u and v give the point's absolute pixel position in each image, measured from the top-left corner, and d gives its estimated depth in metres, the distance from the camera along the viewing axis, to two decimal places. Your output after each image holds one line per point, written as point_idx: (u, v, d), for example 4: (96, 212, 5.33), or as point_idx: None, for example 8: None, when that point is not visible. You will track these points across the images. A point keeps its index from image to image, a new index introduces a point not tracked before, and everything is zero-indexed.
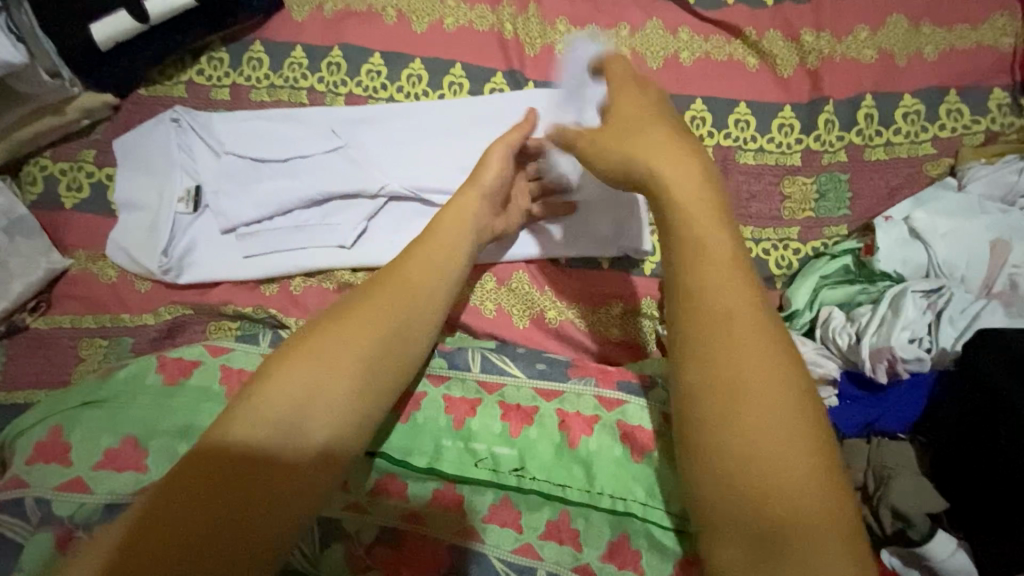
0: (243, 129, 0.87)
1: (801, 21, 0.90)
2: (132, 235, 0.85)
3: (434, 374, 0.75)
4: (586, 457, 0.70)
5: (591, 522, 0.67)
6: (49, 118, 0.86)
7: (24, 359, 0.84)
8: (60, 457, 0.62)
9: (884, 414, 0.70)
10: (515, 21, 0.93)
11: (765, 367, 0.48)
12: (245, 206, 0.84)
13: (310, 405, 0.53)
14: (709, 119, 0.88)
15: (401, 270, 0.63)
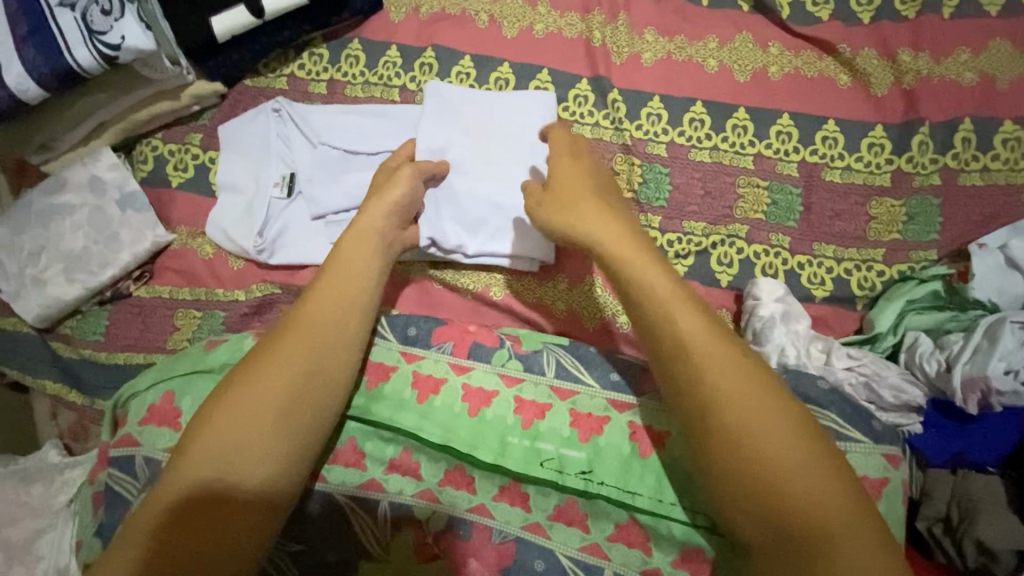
0: (337, 121, 0.91)
1: (898, 40, 0.88)
2: (229, 215, 0.90)
3: (507, 374, 0.76)
4: (660, 469, 0.70)
5: (660, 530, 0.68)
6: (165, 103, 0.93)
7: (125, 324, 0.90)
8: (171, 422, 0.67)
9: (972, 446, 0.69)
10: (604, 29, 0.94)
11: (727, 384, 0.60)
12: (336, 195, 0.87)
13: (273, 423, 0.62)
14: (795, 135, 0.88)
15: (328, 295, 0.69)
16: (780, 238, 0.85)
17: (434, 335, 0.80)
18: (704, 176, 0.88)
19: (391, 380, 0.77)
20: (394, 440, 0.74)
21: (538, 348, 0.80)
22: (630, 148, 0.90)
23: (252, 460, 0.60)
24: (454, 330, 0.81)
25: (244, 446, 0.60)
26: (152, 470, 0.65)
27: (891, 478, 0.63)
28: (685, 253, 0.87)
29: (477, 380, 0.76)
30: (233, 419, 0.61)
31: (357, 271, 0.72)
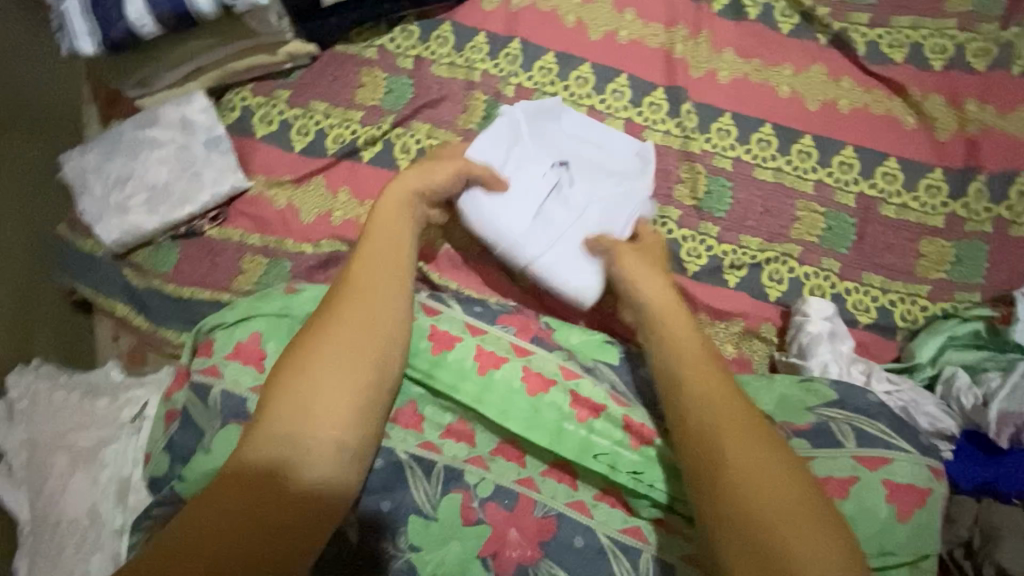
0: (510, 135, 0.88)
1: (966, 90, 0.92)
2: (353, 184, 0.97)
3: (567, 369, 0.79)
4: None
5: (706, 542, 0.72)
6: (261, 56, 0.97)
7: (194, 260, 0.94)
8: (257, 362, 0.71)
9: (999, 476, 0.71)
10: (686, 43, 0.98)
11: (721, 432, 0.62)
12: (483, 201, 0.84)
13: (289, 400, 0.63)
14: (857, 166, 0.92)
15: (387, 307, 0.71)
16: (830, 263, 0.89)
17: (499, 317, 0.84)
18: (765, 194, 0.92)
19: (456, 349, 0.79)
20: (453, 410, 0.79)
21: (596, 361, 0.84)
22: (697, 157, 0.94)
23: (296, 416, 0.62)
24: (517, 319, 0.85)
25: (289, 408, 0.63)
26: (232, 406, 0.69)
27: (936, 489, 0.66)
28: (739, 264, 0.90)
29: (537, 367, 0.79)
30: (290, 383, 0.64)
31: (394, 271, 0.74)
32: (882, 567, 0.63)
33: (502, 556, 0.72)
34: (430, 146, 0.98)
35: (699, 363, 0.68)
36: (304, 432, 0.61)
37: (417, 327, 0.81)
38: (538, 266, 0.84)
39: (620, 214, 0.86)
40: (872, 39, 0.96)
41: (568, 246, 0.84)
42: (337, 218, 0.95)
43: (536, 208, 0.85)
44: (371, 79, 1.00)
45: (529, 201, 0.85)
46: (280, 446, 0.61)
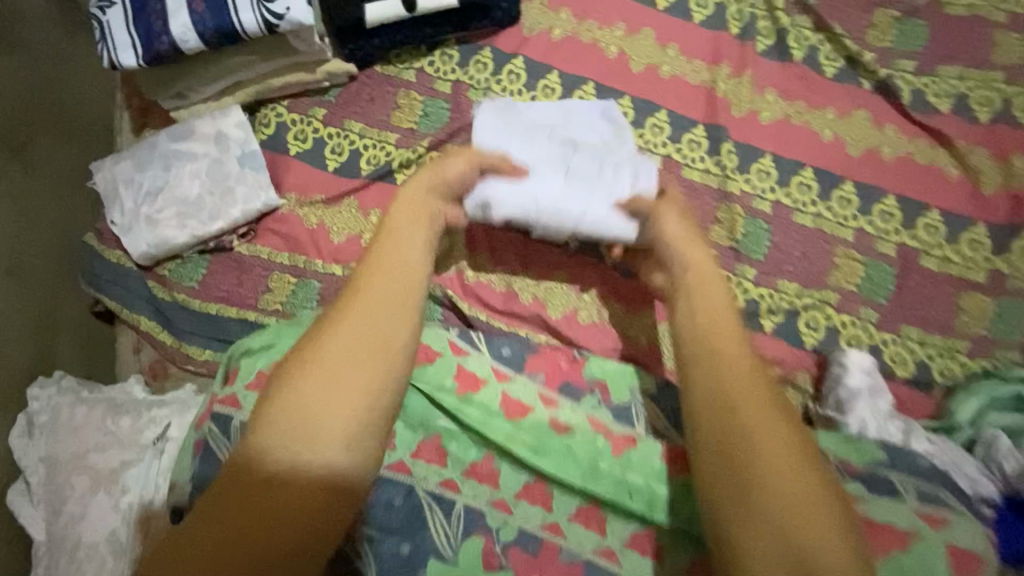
0: (509, 118, 0.84)
1: (1012, 145, 0.91)
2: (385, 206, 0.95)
3: (595, 417, 0.78)
4: None
5: None
6: (299, 73, 0.96)
7: (220, 276, 0.93)
8: None
9: None
10: (728, 82, 0.97)
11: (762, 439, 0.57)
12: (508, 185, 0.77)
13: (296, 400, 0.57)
14: (898, 216, 0.90)
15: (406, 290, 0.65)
16: (868, 313, 0.88)
17: (527, 363, 0.84)
18: (803, 239, 0.91)
19: (482, 393, 0.79)
20: (480, 445, 0.77)
21: (629, 396, 0.82)
22: (735, 198, 0.92)
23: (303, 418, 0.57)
24: (545, 362, 0.84)
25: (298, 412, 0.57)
26: None
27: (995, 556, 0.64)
28: (775, 309, 0.88)
29: (566, 415, 0.78)
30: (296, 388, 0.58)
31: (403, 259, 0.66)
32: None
33: None
34: None
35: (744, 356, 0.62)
36: (310, 439, 0.56)
37: (442, 366, 0.80)
38: (586, 224, 0.77)
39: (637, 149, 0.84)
40: (917, 88, 0.95)
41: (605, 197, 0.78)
42: (368, 240, 0.94)
43: (565, 167, 0.79)
44: (408, 102, 0.99)
45: (550, 171, 0.79)
46: (281, 458, 0.55)
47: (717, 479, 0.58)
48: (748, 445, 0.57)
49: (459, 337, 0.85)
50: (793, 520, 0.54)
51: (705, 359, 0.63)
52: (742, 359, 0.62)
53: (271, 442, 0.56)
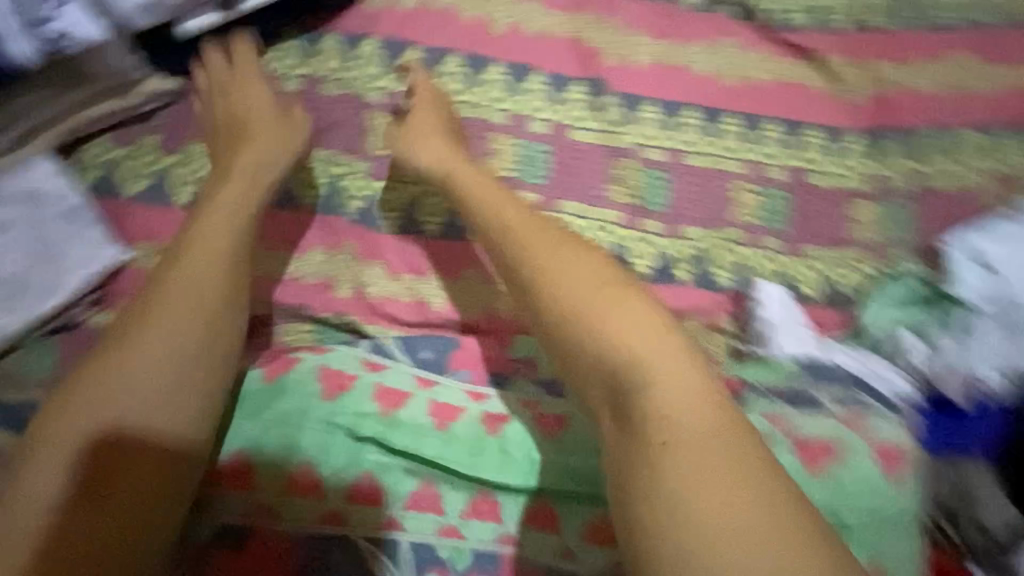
0: None
1: (868, 51, 0.94)
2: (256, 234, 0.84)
3: (525, 398, 0.78)
4: None
5: None
6: (112, 102, 0.81)
7: (73, 356, 0.78)
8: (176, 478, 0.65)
9: (965, 435, 0.74)
10: (596, 31, 0.93)
11: (682, 418, 0.56)
12: None
13: (138, 376, 0.64)
14: (782, 141, 0.91)
15: (209, 240, 0.71)
16: (773, 242, 0.88)
17: (451, 361, 0.81)
18: (699, 182, 0.90)
19: (408, 407, 0.75)
20: (415, 472, 0.73)
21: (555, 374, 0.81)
22: (626, 152, 0.90)
23: (156, 395, 0.64)
24: (470, 362, 0.81)
25: (132, 379, 0.64)
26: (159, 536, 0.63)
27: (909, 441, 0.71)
28: (685, 259, 0.87)
29: (495, 406, 0.77)
30: (147, 335, 0.66)
31: (218, 227, 0.72)
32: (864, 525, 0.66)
33: None
34: (340, 180, 0.87)
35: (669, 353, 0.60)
36: (159, 405, 0.64)
37: (358, 392, 0.75)
38: None
39: None
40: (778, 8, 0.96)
41: None
42: (245, 278, 0.83)
43: None
44: None
45: None
46: (129, 425, 0.63)
47: (608, 395, 0.61)
48: (597, 338, 0.61)
49: (372, 353, 0.79)
50: (675, 425, 0.56)
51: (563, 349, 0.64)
52: (597, 258, 0.66)
53: (116, 413, 0.63)
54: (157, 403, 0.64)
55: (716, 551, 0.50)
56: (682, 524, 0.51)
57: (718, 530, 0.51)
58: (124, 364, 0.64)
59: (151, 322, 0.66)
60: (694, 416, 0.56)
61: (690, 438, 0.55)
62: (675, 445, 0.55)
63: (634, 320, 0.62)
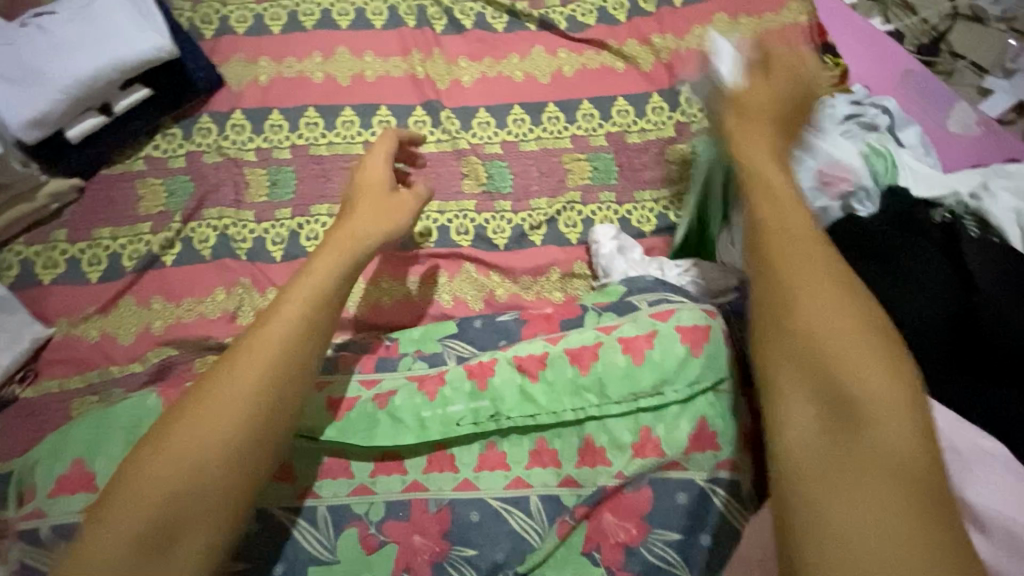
0: None
1: (649, 28, 1.12)
2: (164, 287, 0.96)
3: (413, 374, 0.81)
4: (596, 381, 0.74)
5: (612, 434, 0.73)
6: (22, 206, 0.95)
7: (15, 428, 0.87)
8: (88, 484, 0.68)
9: None
10: (424, 64, 1.11)
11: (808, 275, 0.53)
12: (39, 95, 0.92)
13: (185, 463, 0.54)
14: (597, 114, 1.08)
15: (297, 287, 0.65)
16: (608, 195, 1.03)
17: (339, 362, 0.84)
18: (536, 162, 1.05)
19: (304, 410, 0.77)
20: (320, 448, 0.76)
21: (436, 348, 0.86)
22: (470, 152, 1.05)
23: (202, 482, 0.54)
24: (360, 355, 0.85)
25: (171, 465, 0.53)
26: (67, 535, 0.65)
27: (713, 323, 0.75)
28: (537, 225, 1.01)
29: (388, 386, 0.80)
30: (185, 423, 0.56)
31: (310, 281, 0.65)
32: (691, 398, 0.72)
33: (415, 564, 0.71)
34: (229, 229, 1.00)
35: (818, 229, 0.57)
36: (185, 516, 0.52)
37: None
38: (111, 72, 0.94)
39: (145, 30, 0.97)
40: (568, 15, 1.15)
41: (117, 30, 0.96)
42: (159, 327, 0.93)
43: (83, 45, 0.94)
44: (148, 189, 1.02)
45: (70, 38, 0.95)
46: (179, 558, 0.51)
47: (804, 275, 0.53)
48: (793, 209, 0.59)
49: None
50: (833, 338, 0.50)
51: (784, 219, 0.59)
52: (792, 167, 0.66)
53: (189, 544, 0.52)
54: (229, 451, 0.55)
55: (874, 459, 0.45)
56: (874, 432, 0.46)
57: (886, 449, 0.45)
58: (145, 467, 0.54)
59: (191, 412, 0.56)
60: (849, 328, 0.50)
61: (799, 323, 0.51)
62: (814, 359, 0.50)
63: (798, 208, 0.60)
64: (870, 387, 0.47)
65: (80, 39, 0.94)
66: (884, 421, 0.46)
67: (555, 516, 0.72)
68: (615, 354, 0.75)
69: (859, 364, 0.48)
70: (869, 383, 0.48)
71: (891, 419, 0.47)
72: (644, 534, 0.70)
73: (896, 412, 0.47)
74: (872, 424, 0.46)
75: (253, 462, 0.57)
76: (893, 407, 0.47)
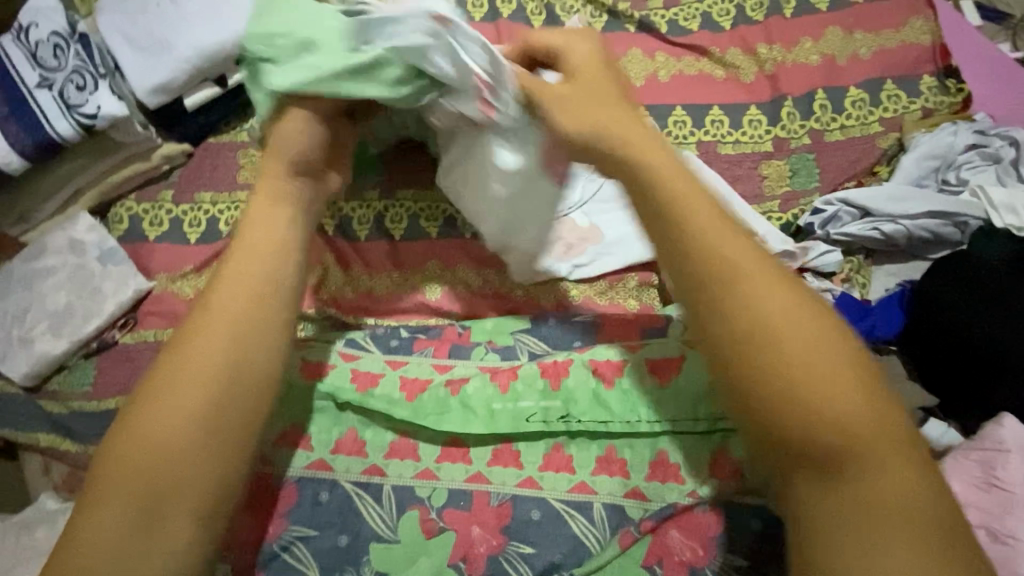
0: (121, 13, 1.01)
1: (755, 38, 1.08)
2: None
3: (488, 364, 0.83)
4: (677, 394, 0.75)
5: (683, 449, 0.74)
6: (138, 164, 1.03)
7: (112, 370, 0.95)
8: None
9: (879, 323, 0.85)
10: None
11: (804, 333, 0.48)
12: (163, 66, 0.99)
13: (163, 433, 0.53)
14: (690, 122, 1.03)
15: (244, 266, 0.61)
16: None
17: (415, 343, 0.87)
18: None
19: (382, 385, 0.81)
20: (392, 426, 0.79)
21: (508, 341, 0.86)
22: None
23: (174, 457, 0.53)
24: (433, 340, 0.88)
25: (157, 435, 0.53)
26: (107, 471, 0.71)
27: None
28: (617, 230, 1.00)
29: (461, 373, 0.82)
30: (154, 398, 0.54)
31: (248, 267, 0.61)
32: None
33: (472, 555, 0.71)
34: None
35: (772, 281, 0.50)
36: (163, 488, 0.52)
37: (337, 373, 0.81)
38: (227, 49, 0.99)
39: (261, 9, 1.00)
40: (670, 18, 1.11)
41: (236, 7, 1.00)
42: None
43: (204, 19, 1.00)
44: (249, 160, 1.05)
45: (194, 12, 1.00)
46: (175, 528, 0.52)
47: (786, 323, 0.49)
48: (706, 259, 0.51)
49: (345, 344, 0.86)
50: (831, 398, 0.46)
51: (694, 259, 0.52)
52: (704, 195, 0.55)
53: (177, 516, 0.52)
54: (209, 440, 0.54)
55: (874, 508, 0.45)
56: (873, 498, 0.45)
57: (895, 517, 0.44)
58: (128, 435, 0.53)
59: (173, 386, 0.55)
60: (854, 393, 0.47)
61: (799, 368, 0.47)
62: (832, 424, 0.46)
63: (737, 249, 0.51)
64: (876, 446, 0.46)
65: (202, 13, 1.00)
66: (881, 454, 0.46)
67: (618, 525, 0.71)
68: (696, 371, 0.75)
69: (867, 431, 0.46)
70: (880, 454, 0.46)
71: (906, 489, 0.45)
72: (710, 556, 0.69)
73: (901, 475, 0.46)
74: (878, 486, 0.45)
75: (246, 431, 0.57)
76: (907, 474, 0.46)
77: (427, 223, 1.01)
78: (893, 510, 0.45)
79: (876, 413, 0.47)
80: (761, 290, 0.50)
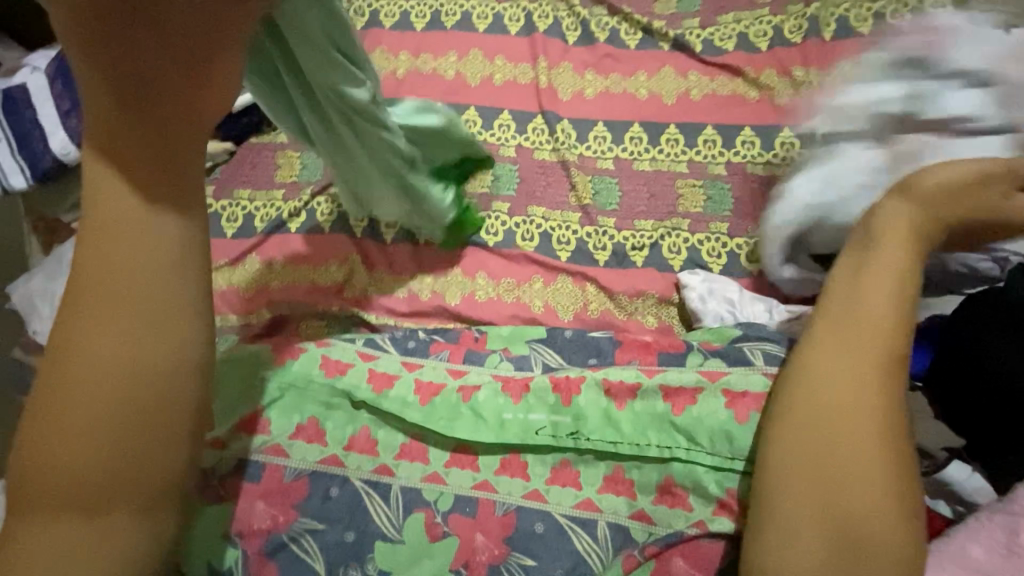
0: None
1: (791, 61, 1.07)
2: (285, 249, 1.04)
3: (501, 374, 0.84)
4: (690, 426, 0.73)
5: (695, 475, 0.72)
6: None
7: None
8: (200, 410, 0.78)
9: (905, 359, 0.84)
10: (549, 74, 1.11)
11: (841, 393, 0.57)
12: None
13: (70, 416, 0.43)
14: (719, 142, 1.04)
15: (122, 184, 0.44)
16: (718, 226, 1.00)
17: (431, 347, 0.90)
18: (648, 183, 1.04)
19: (398, 386, 0.83)
20: (404, 428, 0.80)
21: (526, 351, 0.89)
22: (583, 166, 1.05)
23: (92, 436, 0.43)
24: (449, 344, 0.91)
25: (65, 419, 0.43)
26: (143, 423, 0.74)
27: None
28: (640, 246, 1.00)
29: (473, 380, 0.83)
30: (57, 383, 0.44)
31: (133, 188, 0.44)
32: None
33: (474, 562, 0.72)
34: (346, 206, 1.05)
35: (879, 340, 0.58)
36: (81, 470, 0.44)
37: (354, 373, 0.85)
38: None
39: None
40: (705, 38, 1.11)
41: None
42: (275, 287, 1.02)
43: None
44: (286, 161, 1.11)
45: None
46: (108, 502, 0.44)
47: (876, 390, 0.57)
48: (842, 327, 0.60)
49: (365, 345, 0.90)
50: (844, 450, 0.55)
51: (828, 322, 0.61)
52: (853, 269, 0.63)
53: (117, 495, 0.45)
54: (120, 419, 0.44)
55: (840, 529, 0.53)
56: (853, 524, 0.53)
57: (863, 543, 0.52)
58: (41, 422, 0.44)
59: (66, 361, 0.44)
60: (872, 447, 0.55)
61: (843, 431, 0.56)
62: (837, 472, 0.55)
63: (872, 332, 0.59)
64: (862, 508, 0.53)
65: None
66: (869, 497, 0.53)
67: (620, 545, 0.71)
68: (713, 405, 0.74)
69: (863, 487, 0.54)
70: (858, 487, 0.54)
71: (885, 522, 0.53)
72: None
73: (882, 514, 0.53)
74: (862, 523, 0.53)
75: (166, 408, 0.45)
76: (879, 509, 0.53)
77: (452, 230, 1.03)
78: (865, 533, 0.53)
79: (876, 471, 0.54)
80: (830, 355, 0.59)
